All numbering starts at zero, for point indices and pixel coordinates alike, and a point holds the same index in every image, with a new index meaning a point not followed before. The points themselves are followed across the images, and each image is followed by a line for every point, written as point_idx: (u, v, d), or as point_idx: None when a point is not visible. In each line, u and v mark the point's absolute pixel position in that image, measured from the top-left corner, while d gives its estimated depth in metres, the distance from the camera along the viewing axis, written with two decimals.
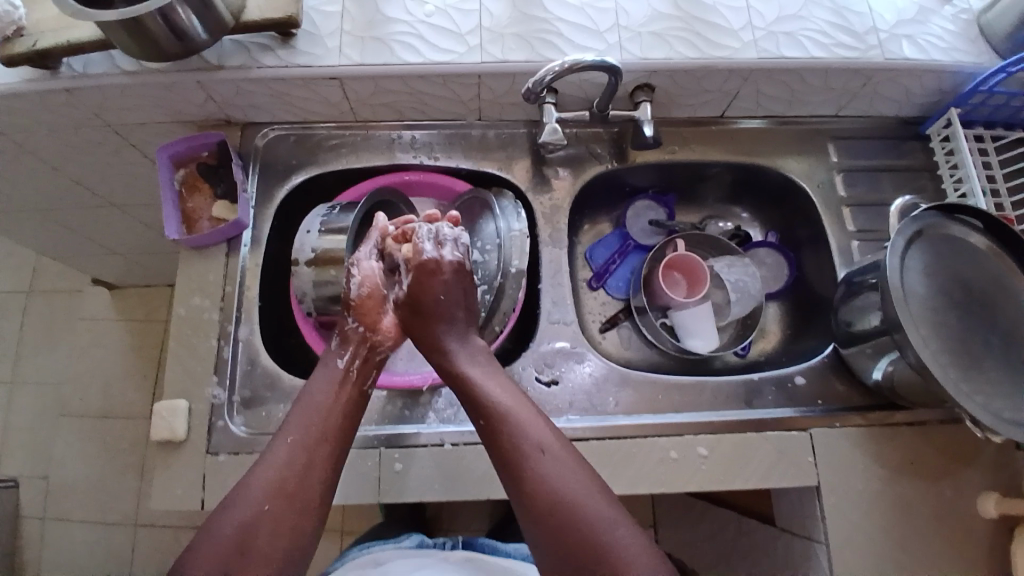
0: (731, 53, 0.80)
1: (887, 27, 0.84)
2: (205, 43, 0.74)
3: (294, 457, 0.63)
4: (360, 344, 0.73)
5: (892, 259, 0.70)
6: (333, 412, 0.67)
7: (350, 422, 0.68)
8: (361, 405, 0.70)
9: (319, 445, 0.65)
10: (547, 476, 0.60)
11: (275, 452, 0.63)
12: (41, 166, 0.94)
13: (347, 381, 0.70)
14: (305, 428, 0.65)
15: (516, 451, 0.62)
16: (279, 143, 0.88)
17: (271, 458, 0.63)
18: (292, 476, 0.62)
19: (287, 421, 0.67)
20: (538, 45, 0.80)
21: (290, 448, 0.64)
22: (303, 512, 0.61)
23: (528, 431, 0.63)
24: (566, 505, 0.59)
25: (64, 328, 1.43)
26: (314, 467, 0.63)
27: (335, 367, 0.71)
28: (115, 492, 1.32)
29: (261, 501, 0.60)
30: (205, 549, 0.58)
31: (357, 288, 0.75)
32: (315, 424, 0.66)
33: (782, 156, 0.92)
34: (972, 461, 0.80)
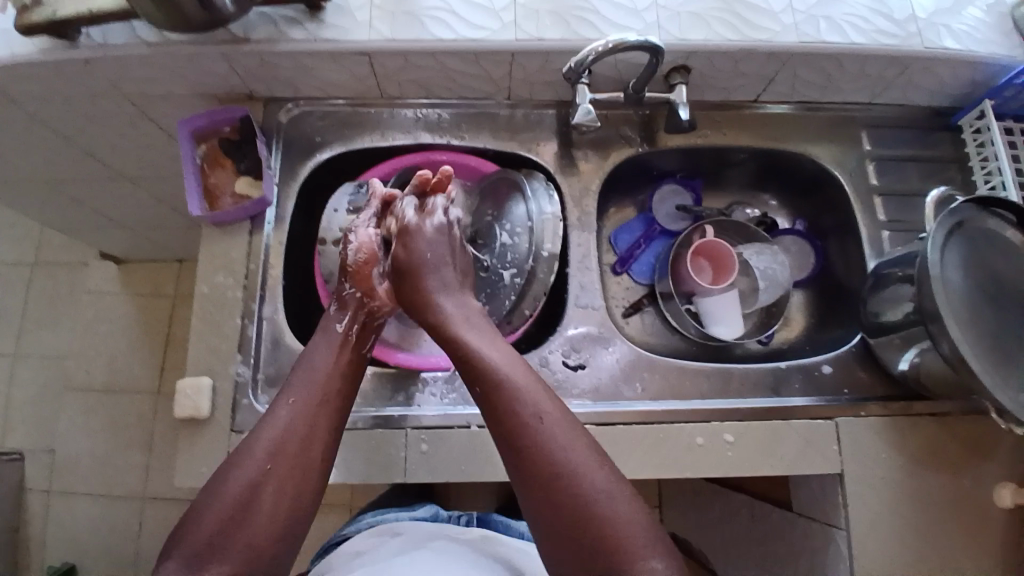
0: (771, 37, 0.78)
1: (925, 14, 0.83)
2: (232, 14, 0.71)
3: (296, 420, 0.63)
4: (358, 309, 0.73)
5: (933, 250, 0.70)
6: (333, 377, 0.68)
7: (347, 386, 0.68)
8: (360, 369, 0.71)
9: (320, 408, 0.65)
10: (559, 465, 0.58)
11: (276, 415, 0.63)
12: (53, 136, 0.91)
13: (347, 345, 0.71)
14: (307, 392, 0.65)
15: (521, 431, 0.60)
16: (304, 119, 0.86)
17: (272, 421, 0.63)
18: (293, 439, 0.62)
19: (288, 387, 0.67)
20: (575, 23, 0.78)
21: (293, 411, 0.64)
22: (304, 475, 0.61)
23: (533, 410, 0.61)
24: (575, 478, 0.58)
25: (70, 302, 1.41)
26: (316, 431, 0.64)
27: (334, 331, 0.71)
28: (122, 468, 1.32)
29: (263, 461, 0.60)
30: (206, 508, 0.58)
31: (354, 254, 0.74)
32: (315, 388, 0.66)
33: (813, 143, 0.91)
34: (993, 453, 0.81)
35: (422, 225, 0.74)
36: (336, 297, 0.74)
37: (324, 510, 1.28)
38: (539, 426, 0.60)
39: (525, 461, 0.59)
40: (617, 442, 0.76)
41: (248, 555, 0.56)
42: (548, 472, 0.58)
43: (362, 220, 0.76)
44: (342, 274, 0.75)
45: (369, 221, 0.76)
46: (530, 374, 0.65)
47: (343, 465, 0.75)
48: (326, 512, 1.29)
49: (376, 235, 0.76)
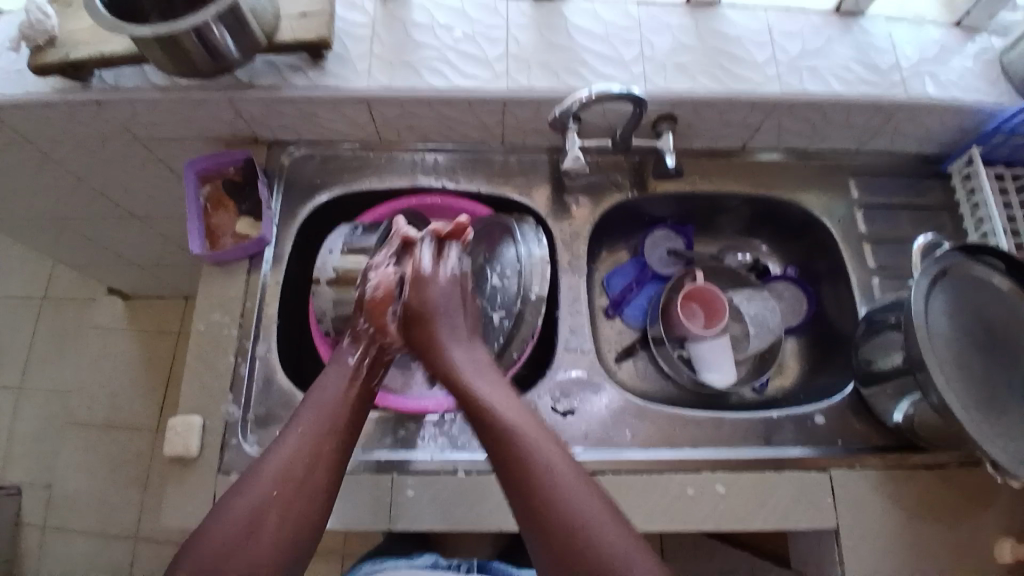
0: (754, 87, 0.81)
1: (909, 64, 0.85)
2: (237, 61, 0.75)
3: (305, 445, 0.63)
4: (371, 342, 0.73)
5: (918, 295, 0.70)
6: (343, 404, 0.68)
7: (357, 415, 0.68)
8: (368, 401, 0.71)
9: (330, 435, 0.65)
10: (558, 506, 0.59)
11: (284, 441, 0.63)
12: (66, 177, 0.95)
13: (359, 378, 0.71)
14: (316, 418, 0.65)
15: (522, 468, 0.61)
16: (304, 162, 0.89)
17: (281, 446, 0.63)
18: (300, 465, 0.62)
19: (298, 413, 0.67)
20: (564, 73, 0.81)
21: (302, 436, 0.64)
22: (310, 504, 0.61)
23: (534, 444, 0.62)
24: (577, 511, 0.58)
25: (76, 336, 1.44)
26: (324, 458, 0.63)
27: (347, 363, 0.71)
28: (118, 503, 1.31)
29: (270, 488, 0.60)
30: (211, 529, 0.58)
31: (372, 289, 0.76)
32: (325, 414, 0.66)
33: (802, 191, 0.92)
34: (992, 506, 0.79)
35: (437, 275, 0.75)
36: (352, 330, 0.75)
37: (316, 554, 1.26)
38: (544, 470, 0.60)
39: (527, 506, 0.59)
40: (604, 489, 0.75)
41: None
42: (549, 513, 0.58)
43: (384, 261, 0.77)
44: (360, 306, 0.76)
45: (388, 259, 0.78)
46: (531, 414, 0.66)
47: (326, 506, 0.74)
48: (318, 555, 1.26)
49: (394, 271, 0.76)
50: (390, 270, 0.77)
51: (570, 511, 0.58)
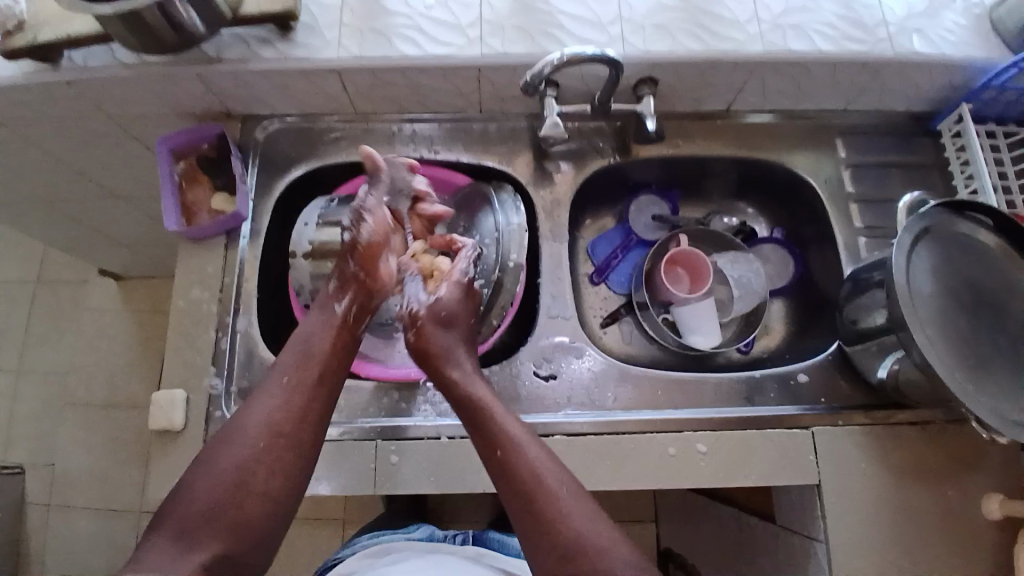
0: (735, 46, 0.79)
1: (896, 20, 0.83)
2: (203, 35, 0.74)
3: (288, 406, 0.65)
4: (359, 291, 0.74)
5: (898, 255, 0.70)
6: (322, 357, 0.69)
7: (340, 363, 0.70)
8: (352, 348, 0.72)
9: (312, 392, 0.66)
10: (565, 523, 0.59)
11: (269, 395, 0.65)
12: (42, 156, 0.94)
13: (344, 327, 0.72)
14: (298, 370, 0.67)
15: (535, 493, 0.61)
16: (280, 136, 0.88)
17: (265, 407, 0.64)
18: (285, 419, 0.64)
19: (278, 372, 0.67)
20: (539, 37, 0.79)
21: (284, 393, 0.66)
22: (296, 459, 0.63)
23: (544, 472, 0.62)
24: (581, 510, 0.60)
25: (71, 318, 1.45)
26: (308, 411, 0.65)
27: (335, 311, 0.73)
28: (121, 481, 1.34)
29: (257, 443, 0.62)
30: (194, 487, 0.60)
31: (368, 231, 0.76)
32: (305, 372, 0.67)
33: (788, 151, 0.91)
34: (976, 463, 0.79)
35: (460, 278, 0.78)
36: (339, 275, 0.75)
37: (314, 525, 1.27)
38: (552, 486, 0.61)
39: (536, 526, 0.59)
40: (587, 454, 0.76)
41: (238, 534, 0.58)
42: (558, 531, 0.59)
43: (384, 219, 0.77)
44: (347, 249, 0.76)
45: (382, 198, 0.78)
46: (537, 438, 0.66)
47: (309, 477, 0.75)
48: (317, 527, 1.28)
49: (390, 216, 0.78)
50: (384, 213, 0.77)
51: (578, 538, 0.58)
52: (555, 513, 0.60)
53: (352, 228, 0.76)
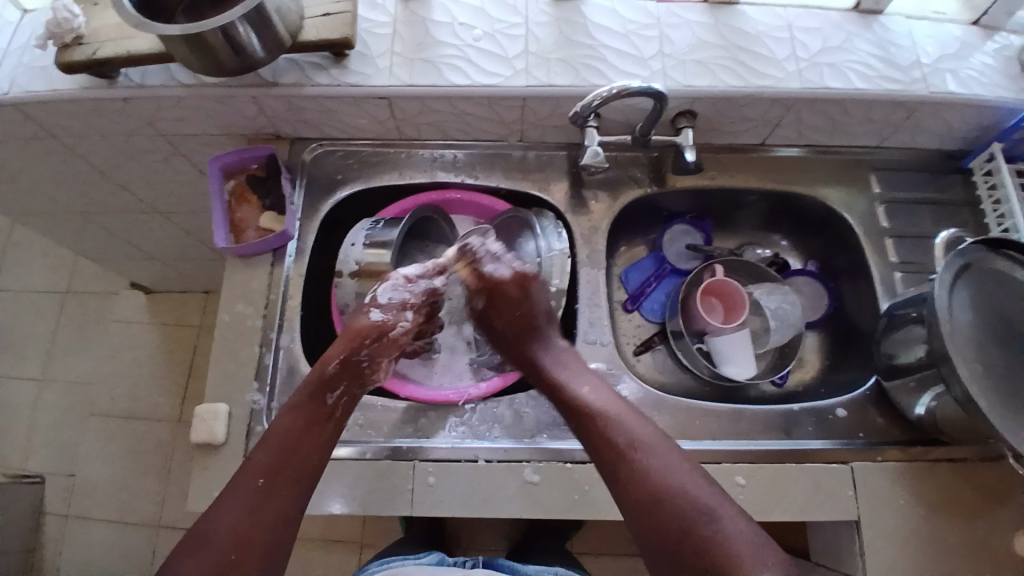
0: (774, 83, 0.82)
1: (930, 60, 0.85)
2: (262, 60, 0.76)
3: (258, 502, 0.58)
4: (353, 379, 0.69)
5: (940, 290, 0.70)
6: (291, 441, 0.63)
7: (319, 450, 0.64)
8: (336, 429, 0.67)
9: (284, 481, 0.61)
10: (643, 467, 0.60)
11: (237, 494, 0.59)
12: (90, 170, 0.97)
13: (331, 417, 0.66)
14: (273, 461, 0.61)
15: (613, 447, 0.62)
16: (325, 158, 0.91)
17: (234, 503, 0.58)
18: (258, 522, 0.58)
19: (250, 459, 0.61)
20: (583, 70, 0.82)
21: (255, 493, 0.59)
22: (271, 558, 0.57)
23: (621, 427, 0.63)
24: (637, 440, 0.62)
25: (97, 331, 1.46)
26: (281, 509, 0.59)
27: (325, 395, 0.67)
28: (138, 497, 1.33)
29: (227, 556, 0.55)
30: None
31: (388, 325, 0.73)
32: (275, 457, 0.61)
33: (822, 185, 0.92)
34: (1017, 502, 0.78)
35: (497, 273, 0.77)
36: (341, 358, 0.69)
37: (331, 548, 1.26)
38: (622, 433, 0.63)
39: (614, 473, 0.61)
40: None
41: None
42: (635, 473, 0.60)
43: (404, 301, 0.75)
44: (362, 334, 0.71)
45: (416, 284, 0.77)
46: (608, 390, 0.68)
47: (345, 495, 0.75)
48: (333, 550, 1.26)
49: (415, 299, 0.76)
50: (408, 301, 0.76)
51: (660, 479, 0.59)
52: (629, 459, 0.61)
53: (377, 319, 0.73)
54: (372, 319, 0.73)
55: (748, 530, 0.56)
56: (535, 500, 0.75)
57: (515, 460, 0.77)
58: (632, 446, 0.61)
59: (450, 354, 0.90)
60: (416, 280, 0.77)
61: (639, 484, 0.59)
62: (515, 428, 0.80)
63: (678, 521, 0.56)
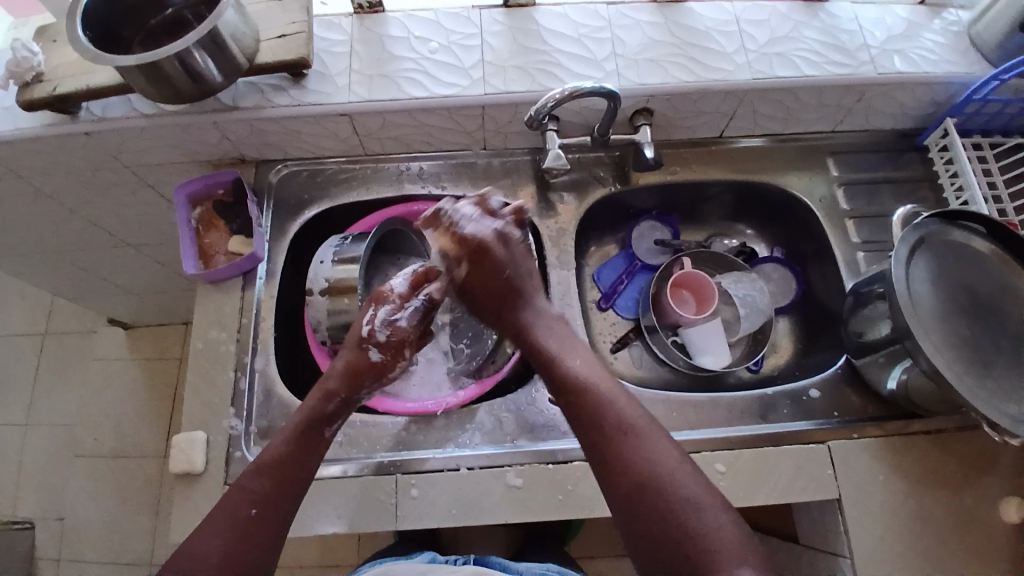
0: (725, 75, 0.83)
1: (877, 43, 0.87)
2: (221, 85, 0.77)
3: (246, 526, 0.59)
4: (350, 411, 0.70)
5: (897, 267, 0.72)
6: (286, 471, 0.63)
7: (308, 471, 0.65)
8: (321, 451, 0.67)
9: (276, 511, 0.61)
10: (631, 451, 0.59)
11: (221, 515, 0.59)
12: (58, 208, 0.97)
13: (322, 446, 0.67)
14: (264, 484, 0.61)
15: (604, 422, 0.61)
16: (291, 179, 0.91)
17: (218, 526, 0.58)
18: (244, 545, 0.58)
19: (242, 484, 0.61)
20: (539, 75, 0.83)
21: (240, 518, 0.59)
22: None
23: (615, 406, 0.62)
24: (623, 425, 0.61)
25: (79, 368, 1.45)
26: (267, 530, 0.60)
27: (324, 432, 0.67)
28: (132, 533, 1.32)
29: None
30: None
31: (387, 363, 0.72)
32: (270, 486, 0.61)
33: (782, 173, 0.94)
34: (994, 470, 0.79)
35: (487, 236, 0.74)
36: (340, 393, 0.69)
37: (327, 569, 1.25)
38: (615, 411, 0.62)
39: (600, 447, 0.61)
40: None
41: None
42: (623, 455, 0.59)
43: (401, 334, 0.73)
44: (362, 370, 0.70)
45: (410, 310, 0.74)
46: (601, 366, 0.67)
47: (330, 512, 0.75)
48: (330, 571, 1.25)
49: (410, 326, 0.74)
50: (403, 333, 0.73)
51: (644, 463, 0.58)
52: (617, 437, 0.60)
53: (377, 357, 0.71)
54: (371, 356, 0.71)
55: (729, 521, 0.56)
56: (520, 504, 0.75)
57: (497, 465, 0.77)
58: (622, 424, 0.61)
59: (428, 366, 0.90)
60: (410, 304, 0.75)
61: (626, 472, 0.58)
62: (495, 433, 0.80)
63: (660, 510, 0.56)
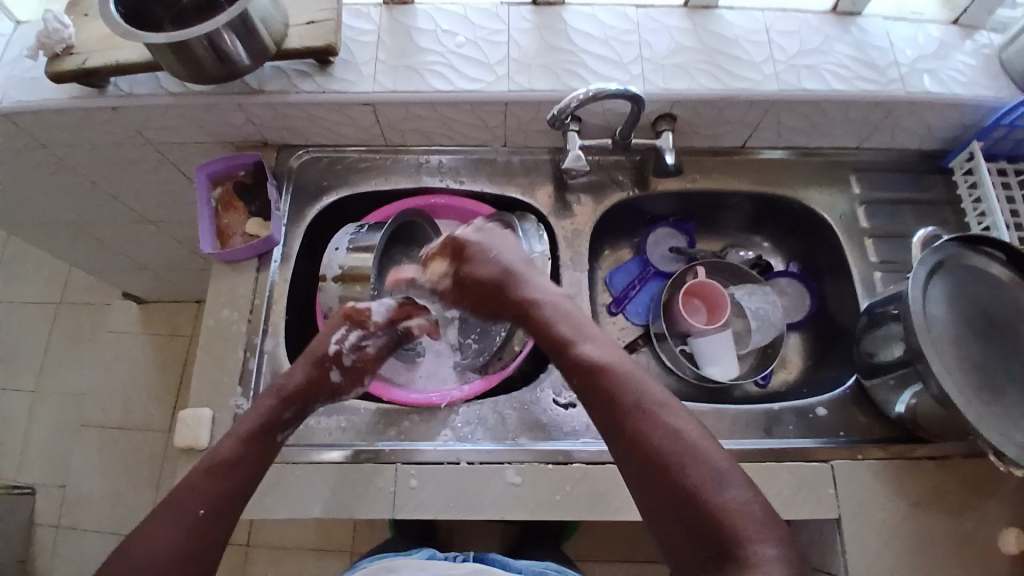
0: (752, 85, 0.83)
1: (907, 62, 0.86)
2: (247, 68, 0.78)
3: (191, 527, 0.57)
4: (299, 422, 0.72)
5: (914, 289, 0.71)
6: (233, 472, 0.62)
7: (254, 476, 0.64)
8: (267, 454, 0.67)
9: (227, 514, 0.60)
10: (647, 421, 0.55)
11: (164, 519, 0.57)
12: (80, 180, 0.98)
13: (267, 450, 0.67)
14: (211, 485, 0.60)
15: (615, 393, 0.58)
16: (311, 165, 0.92)
17: (160, 531, 0.56)
18: (184, 547, 0.56)
19: (187, 485, 0.60)
20: (563, 74, 0.83)
21: (179, 520, 0.57)
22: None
23: (627, 377, 0.59)
24: (635, 398, 0.57)
25: (92, 339, 1.48)
26: (207, 533, 0.57)
27: (274, 438, 0.68)
28: (133, 505, 1.33)
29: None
30: None
31: (347, 381, 0.75)
32: (217, 490, 0.60)
33: (802, 187, 0.93)
34: (1000, 500, 0.78)
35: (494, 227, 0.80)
36: (297, 404, 0.71)
37: (323, 554, 1.26)
38: (627, 382, 0.59)
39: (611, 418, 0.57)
40: (607, 480, 0.76)
41: None
42: (636, 425, 0.55)
43: (364, 359, 0.76)
44: (320, 385, 0.72)
45: (378, 337, 0.77)
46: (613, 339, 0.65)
47: (328, 497, 0.76)
48: (325, 556, 1.26)
49: (375, 354, 0.77)
50: (366, 357, 0.76)
51: (659, 435, 0.54)
52: (629, 408, 0.57)
53: (338, 376, 0.74)
54: (333, 374, 0.73)
55: (754, 496, 0.51)
56: (518, 502, 0.76)
57: (497, 461, 0.78)
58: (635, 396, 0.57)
59: (435, 359, 0.90)
60: (382, 331, 0.77)
61: (639, 442, 0.54)
62: (498, 429, 0.80)
63: (669, 476, 0.52)
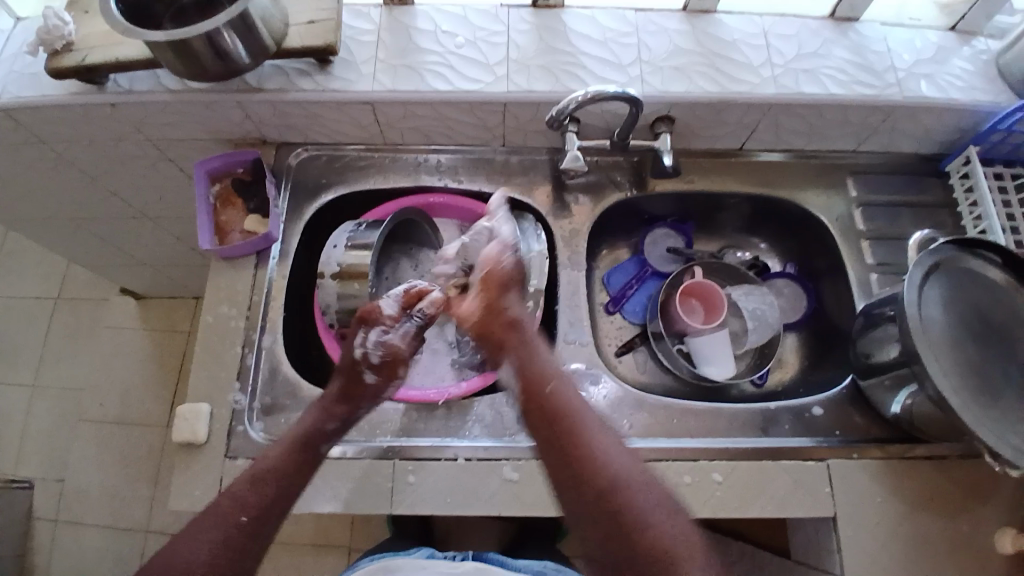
0: (750, 88, 0.83)
1: (905, 66, 0.86)
2: (247, 66, 0.78)
3: (233, 535, 0.58)
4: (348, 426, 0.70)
5: (910, 290, 0.71)
6: (276, 481, 0.62)
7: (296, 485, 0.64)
8: (308, 465, 0.66)
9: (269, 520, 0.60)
10: (594, 453, 0.58)
11: (207, 529, 0.58)
12: (79, 176, 0.98)
13: (310, 461, 0.66)
14: (255, 493, 0.61)
15: (564, 423, 0.60)
16: (310, 163, 0.92)
17: (200, 540, 0.57)
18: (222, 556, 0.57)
19: (229, 493, 0.60)
20: (562, 75, 0.83)
21: (221, 529, 0.58)
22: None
23: (574, 409, 0.62)
24: (579, 426, 0.60)
25: (89, 336, 1.47)
26: (247, 540, 0.58)
27: (320, 445, 0.67)
28: (129, 501, 1.33)
29: None
30: None
31: (385, 378, 0.73)
32: (261, 498, 0.61)
33: (800, 188, 0.94)
34: (993, 500, 0.79)
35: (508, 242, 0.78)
36: (343, 413, 0.70)
37: (319, 551, 1.26)
38: (574, 413, 0.61)
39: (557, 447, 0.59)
40: None
41: None
42: (582, 456, 0.58)
43: (392, 351, 0.73)
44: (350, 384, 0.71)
45: (402, 330, 0.75)
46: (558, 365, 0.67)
47: (326, 493, 0.76)
48: (321, 552, 1.26)
49: (405, 344, 0.74)
50: (398, 351, 0.74)
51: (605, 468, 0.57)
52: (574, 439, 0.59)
53: (371, 373, 0.72)
54: (365, 372, 0.72)
55: (684, 528, 0.56)
56: (515, 499, 0.76)
57: (493, 459, 0.78)
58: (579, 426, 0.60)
59: (432, 356, 0.90)
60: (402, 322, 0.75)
61: (582, 475, 0.57)
62: (494, 428, 0.80)
63: (611, 509, 0.55)
